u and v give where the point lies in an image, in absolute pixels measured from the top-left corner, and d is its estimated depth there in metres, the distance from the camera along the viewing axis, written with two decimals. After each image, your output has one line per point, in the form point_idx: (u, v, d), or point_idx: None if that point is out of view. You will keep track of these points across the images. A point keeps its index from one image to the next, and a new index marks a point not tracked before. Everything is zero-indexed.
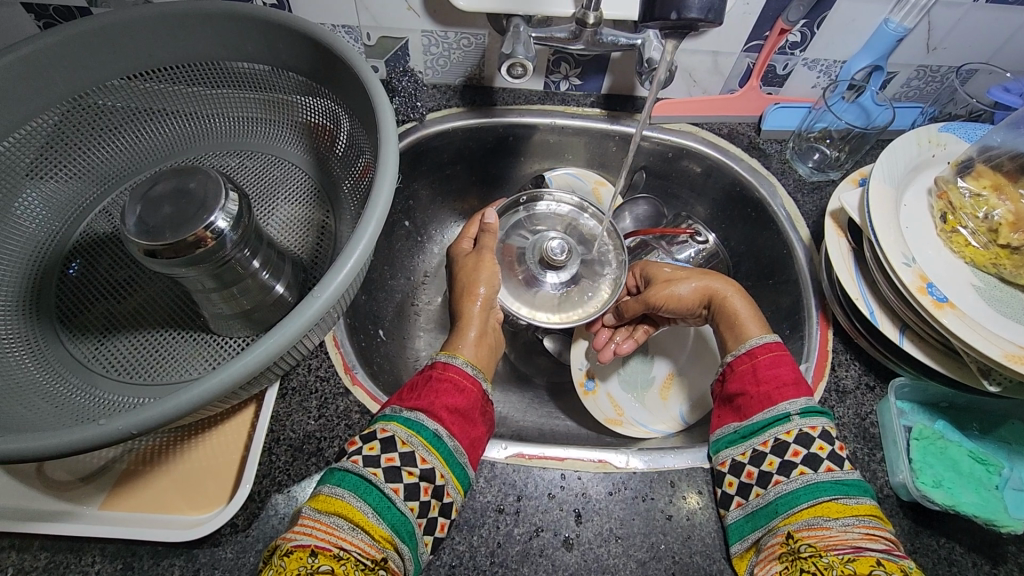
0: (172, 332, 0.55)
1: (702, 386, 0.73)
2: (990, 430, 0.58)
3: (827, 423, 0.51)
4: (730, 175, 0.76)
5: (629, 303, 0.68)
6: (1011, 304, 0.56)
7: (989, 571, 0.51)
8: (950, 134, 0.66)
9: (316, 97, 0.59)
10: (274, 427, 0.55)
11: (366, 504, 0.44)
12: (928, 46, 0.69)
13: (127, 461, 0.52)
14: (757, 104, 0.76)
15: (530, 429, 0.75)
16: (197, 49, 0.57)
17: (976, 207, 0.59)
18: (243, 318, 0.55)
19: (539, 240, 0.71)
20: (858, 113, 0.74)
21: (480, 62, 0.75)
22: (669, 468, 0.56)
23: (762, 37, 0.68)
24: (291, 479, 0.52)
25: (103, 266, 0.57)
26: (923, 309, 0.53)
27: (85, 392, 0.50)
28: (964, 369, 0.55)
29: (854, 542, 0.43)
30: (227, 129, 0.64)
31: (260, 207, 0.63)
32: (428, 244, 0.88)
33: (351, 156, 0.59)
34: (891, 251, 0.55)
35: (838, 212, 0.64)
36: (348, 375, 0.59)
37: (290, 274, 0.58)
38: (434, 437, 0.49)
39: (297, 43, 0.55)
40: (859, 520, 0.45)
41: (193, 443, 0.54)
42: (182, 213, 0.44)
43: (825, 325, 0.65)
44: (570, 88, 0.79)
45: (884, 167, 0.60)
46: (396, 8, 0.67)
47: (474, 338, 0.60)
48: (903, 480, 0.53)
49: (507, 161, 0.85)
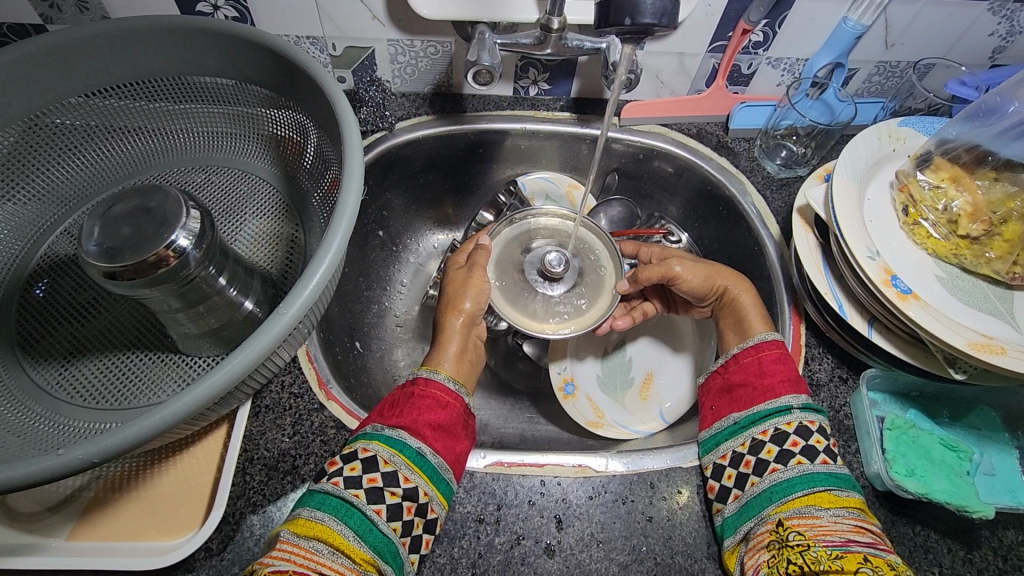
0: (139, 354, 0.54)
1: (680, 386, 0.73)
2: (960, 417, 0.60)
3: (823, 420, 0.52)
4: (701, 174, 0.77)
5: (649, 267, 0.66)
6: (972, 293, 0.57)
7: (964, 557, 0.52)
8: (909, 129, 0.67)
9: (282, 110, 0.59)
10: (247, 446, 0.54)
11: (347, 527, 0.44)
12: (887, 42, 0.70)
13: (95, 489, 0.51)
14: (724, 103, 0.77)
15: (512, 436, 0.74)
16: (158, 64, 0.56)
17: (935, 199, 0.59)
18: (211, 336, 0.54)
19: (532, 258, 0.69)
20: (822, 109, 0.75)
21: (448, 69, 0.75)
22: (648, 469, 0.56)
23: (726, 38, 0.69)
24: (266, 499, 0.51)
25: (66, 288, 0.55)
26: (889, 302, 0.53)
27: (48, 420, 0.48)
28: (931, 359, 0.56)
29: (843, 533, 0.44)
30: (192, 145, 0.63)
31: (227, 225, 0.62)
32: (403, 253, 0.87)
33: (319, 168, 0.59)
34: (855, 245, 0.56)
35: (805, 208, 0.65)
36: (322, 390, 0.58)
37: (259, 290, 0.57)
38: (417, 455, 0.48)
39: (258, 56, 0.54)
40: (848, 511, 0.46)
41: (163, 467, 0.52)
42: (141, 233, 0.43)
43: (798, 320, 0.65)
44: (539, 93, 0.79)
45: (846, 162, 0.62)
46: (361, 18, 0.67)
47: (454, 353, 0.60)
48: (877, 471, 0.54)
49: (479, 167, 0.85)
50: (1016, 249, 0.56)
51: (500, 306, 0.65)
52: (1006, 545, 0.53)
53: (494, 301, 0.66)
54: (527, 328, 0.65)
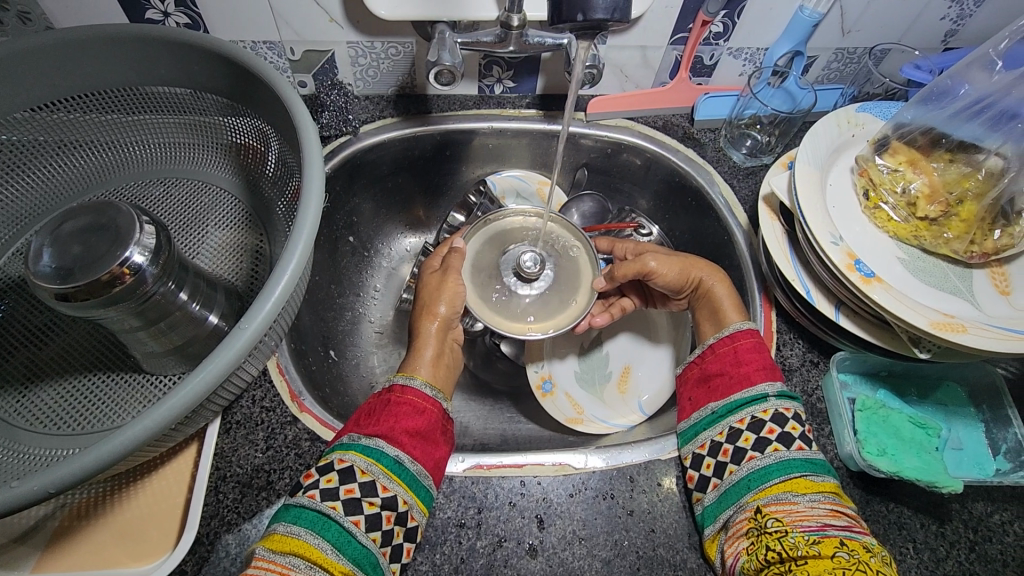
0: (101, 376, 0.52)
1: (658, 377, 0.74)
2: (928, 394, 0.61)
3: (798, 407, 0.53)
4: (669, 167, 0.77)
5: (624, 265, 0.66)
6: (933, 273, 0.58)
7: (936, 531, 0.53)
8: (866, 114, 0.69)
9: (241, 117, 0.57)
10: (219, 464, 0.52)
11: (324, 541, 0.43)
12: (843, 29, 0.71)
13: (60, 518, 0.49)
14: (688, 95, 0.77)
15: (492, 437, 0.74)
16: (106, 75, 0.54)
17: (894, 181, 0.61)
18: (176, 353, 0.52)
19: (507, 260, 0.68)
20: (785, 98, 0.76)
21: (411, 70, 0.74)
22: (627, 463, 0.56)
23: (687, 29, 0.69)
24: (241, 517, 0.50)
25: (20, 311, 0.53)
26: (853, 285, 0.55)
27: (7, 450, 0.46)
28: (896, 340, 0.57)
29: (819, 518, 0.45)
30: (150, 156, 0.61)
31: (189, 238, 0.61)
32: (375, 258, 0.86)
33: (281, 177, 0.58)
34: (819, 231, 0.57)
35: (770, 196, 0.66)
36: (295, 402, 0.57)
37: (223, 303, 0.55)
38: (395, 464, 0.48)
39: (211, 63, 0.53)
40: (824, 496, 0.46)
41: (131, 491, 0.51)
42: (93, 252, 0.41)
43: (768, 306, 0.66)
44: (505, 91, 0.78)
45: (808, 150, 0.62)
46: (318, 21, 0.65)
47: (430, 358, 0.59)
48: (850, 452, 0.55)
49: (448, 168, 0.84)
50: (972, 228, 0.57)
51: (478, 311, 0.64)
52: (976, 517, 0.54)
53: (471, 305, 0.65)
54: (507, 330, 0.64)
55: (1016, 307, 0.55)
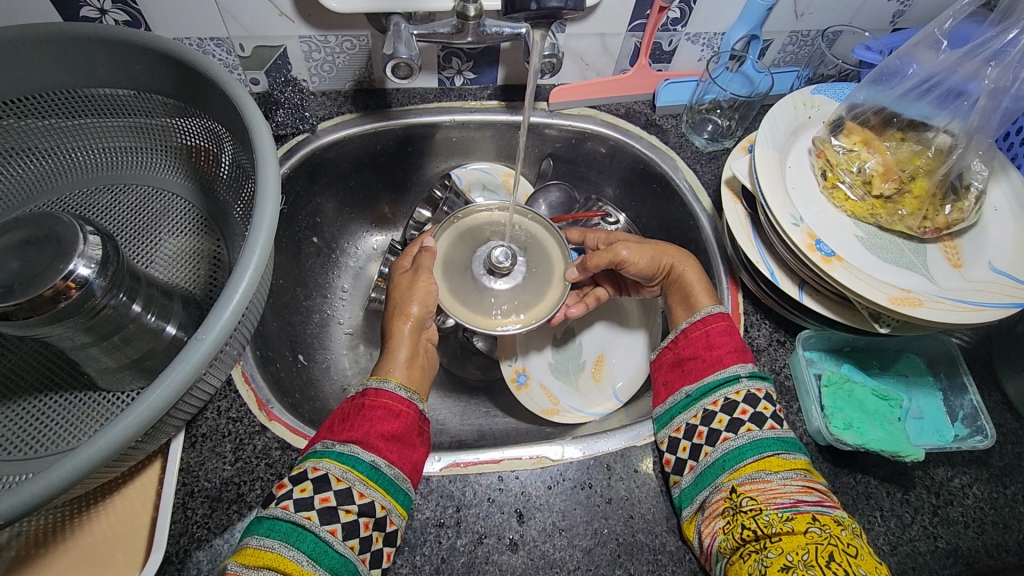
0: (52, 397, 0.50)
1: (631, 363, 0.75)
2: (890, 366, 0.63)
3: (769, 387, 0.54)
4: (633, 154, 0.78)
5: (597, 254, 0.66)
6: (890, 249, 0.60)
7: (901, 498, 0.55)
8: (821, 96, 0.70)
9: (190, 118, 0.55)
10: (186, 479, 0.51)
11: (299, 552, 0.42)
12: (797, 12, 0.72)
13: (16, 547, 0.47)
14: (649, 81, 0.78)
15: (469, 433, 0.73)
16: (41, 77, 0.50)
17: (850, 162, 0.62)
18: (133, 368, 0.50)
19: (478, 257, 0.68)
20: (743, 81, 0.78)
21: (367, 63, 0.72)
22: (604, 451, 0.57)
23: (644, 16, 0.69)
24: (212, 532, 0.48)
25: None
26: (814, 265, 0.56)
27: None
28: (857, 316, 0.59)
29: (792, 494, 0.46)
30: (94, 163, 0.58)
31: (141, 247, 0.58)
32: (341, 258, 0.85)
33: (236, 179, 0.55)
34: (780, 212, 0.58)
35: (732, 180, 0.66)
36: (263, 411, 0.55)
37: (181, 313, 0.53)
38: (371, 469, 0.47)
39: (156, 64, 0.50)
40: (796, 473, 0.47)
41: (92, 514, 0.49)
42: (33, 267, 0.39)
43: (735, 289, 0.67)
44: (465, 82, 0.77)
45: (766, 133, 0.63)
46: (266, 15, 0.63)
47: (404, 360, 0.58)
48: (818, 427, 0.57)
49: (412, 163, 0.83)
50: (924, 205, 0.59)
51: (452, 309, 0.63)
52: (937, 482, 0.57)
53: (446, 304, 0.64)
54: (479, 327, 0.63)
55: (968, 279, 0.57)
